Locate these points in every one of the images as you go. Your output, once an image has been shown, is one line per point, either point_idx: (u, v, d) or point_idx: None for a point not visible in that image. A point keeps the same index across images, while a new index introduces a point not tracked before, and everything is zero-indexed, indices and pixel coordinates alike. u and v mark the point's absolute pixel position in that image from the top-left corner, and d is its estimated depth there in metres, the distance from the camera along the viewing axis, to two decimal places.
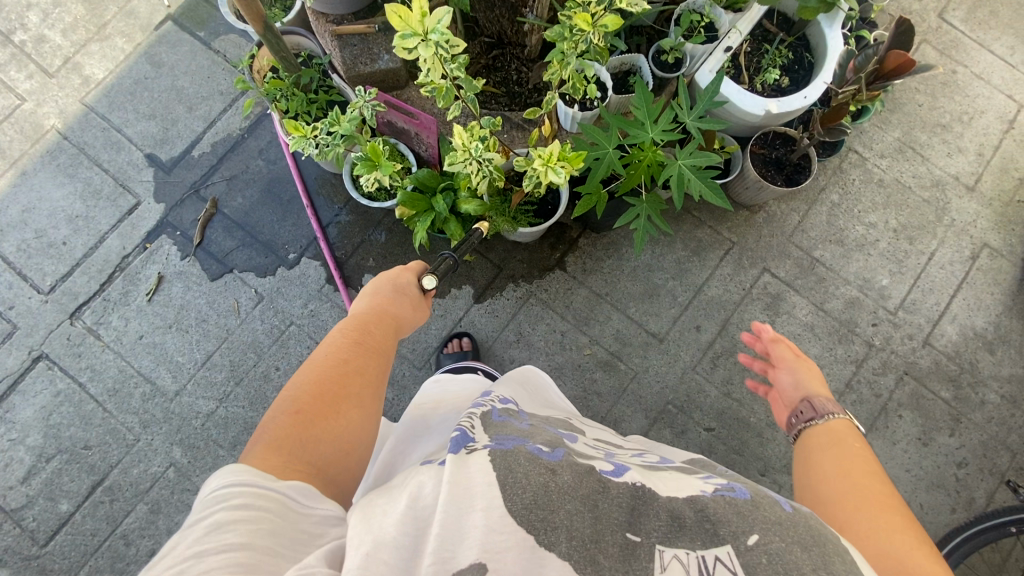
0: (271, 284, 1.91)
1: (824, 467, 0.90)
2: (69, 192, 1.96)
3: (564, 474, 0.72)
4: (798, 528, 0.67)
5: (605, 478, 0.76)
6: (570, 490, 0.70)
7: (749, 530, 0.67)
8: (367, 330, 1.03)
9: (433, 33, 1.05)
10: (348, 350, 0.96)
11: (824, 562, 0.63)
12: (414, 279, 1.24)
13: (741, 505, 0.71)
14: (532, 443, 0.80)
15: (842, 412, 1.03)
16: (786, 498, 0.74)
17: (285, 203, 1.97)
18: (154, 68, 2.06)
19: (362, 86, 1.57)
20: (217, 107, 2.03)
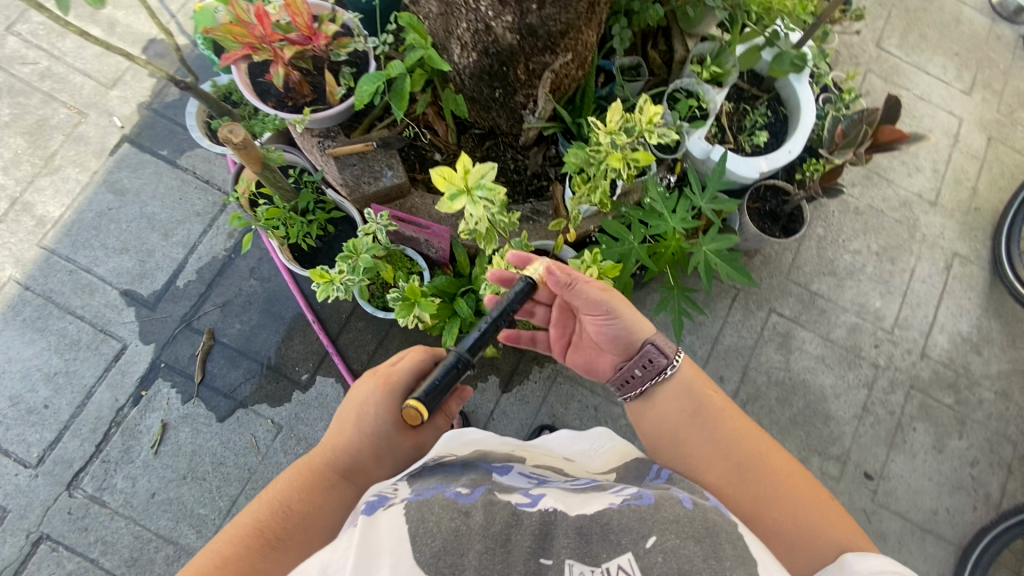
0: (289, 411, 1.80)
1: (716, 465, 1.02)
2: (42, 348, 1.79)
3: (477, 513, 0.69)
4: (692, 524, 0.72)
5: (518, 507, 0.74)
6: (482, 530, 0.67)
7: (647, 534, 0.69)
8: (292, 505, 0.90)
9: (478, 188, 1.05)
10: (256, 530, 0.86)
11: (713, 549, 0.68)
12: (383, 413, 0.98)
13: (643, 511, 0.73)
14: (451, 489, 0.78)
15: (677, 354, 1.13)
16: (687, 495, 0.80)
17: (288, 320, 1.87)
18: (118, 196, 1.91)
19: (370, 208, 1.52)
20: (196, 230, 1.90)
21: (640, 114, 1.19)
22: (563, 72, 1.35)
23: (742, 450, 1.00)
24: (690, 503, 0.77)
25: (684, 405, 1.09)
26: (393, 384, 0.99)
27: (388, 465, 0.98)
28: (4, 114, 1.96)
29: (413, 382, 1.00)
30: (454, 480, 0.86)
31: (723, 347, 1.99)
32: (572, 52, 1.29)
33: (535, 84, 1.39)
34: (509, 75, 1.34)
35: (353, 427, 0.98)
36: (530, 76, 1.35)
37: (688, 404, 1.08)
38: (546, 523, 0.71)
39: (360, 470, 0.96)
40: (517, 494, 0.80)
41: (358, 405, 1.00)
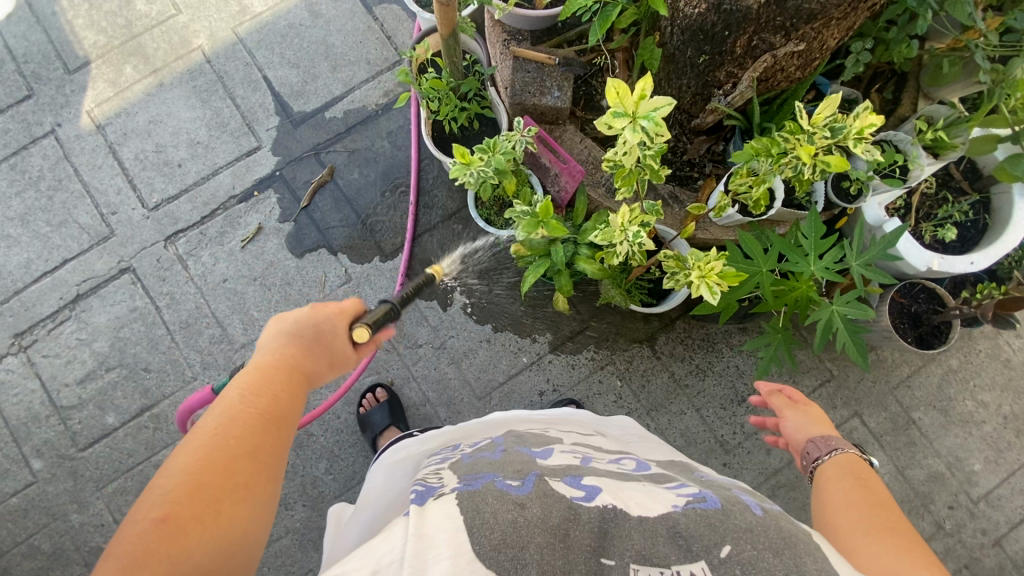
0: (362, 270, 1.89)
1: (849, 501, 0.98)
2: (197, 117, 1.95)
3: (534, 507, 0.76)
4: (764, 533, 0.74)
5: (575, 500, 0.80)
6: (541, 523, 0.73)
7: (721, 543, 0.72)
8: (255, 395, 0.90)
9: (645, 120, 0.97)
10: (240, 424, 0.85)
11: (794, 564, 0.69)
12: (346, 329, 1.02)
13: (711, 516, 0.77)
14: (502, 479, 0.84)
15: (849, 448, 1.11)
16: (757, 504, 0.84)
17: (398, 193, 1.93)
18: (311, 18, 2.02)
19: (523, 118, 1.49)
20: (360, 76, 1.98)
21: (854, 120, 1.02)
22: (780, 65, 1.24)
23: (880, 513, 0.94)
24: (757, 509, 0.82)
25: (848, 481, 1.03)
26: (348, 311, 1.04)
27: (336, 369, 1.04)
28: None
29: (361, 308, 1.06)
30: (502, 466, 0.92)
31: None
32: (804, 44, 1.18)
33: (745, 65, 1.29)
34: (726, 43, 1.25)
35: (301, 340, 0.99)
36: (747, 52, 1.25)
37: (851, 479, 1.04)
38: (604, 520, 0.77)
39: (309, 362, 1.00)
40: (568, 482, 0.86)
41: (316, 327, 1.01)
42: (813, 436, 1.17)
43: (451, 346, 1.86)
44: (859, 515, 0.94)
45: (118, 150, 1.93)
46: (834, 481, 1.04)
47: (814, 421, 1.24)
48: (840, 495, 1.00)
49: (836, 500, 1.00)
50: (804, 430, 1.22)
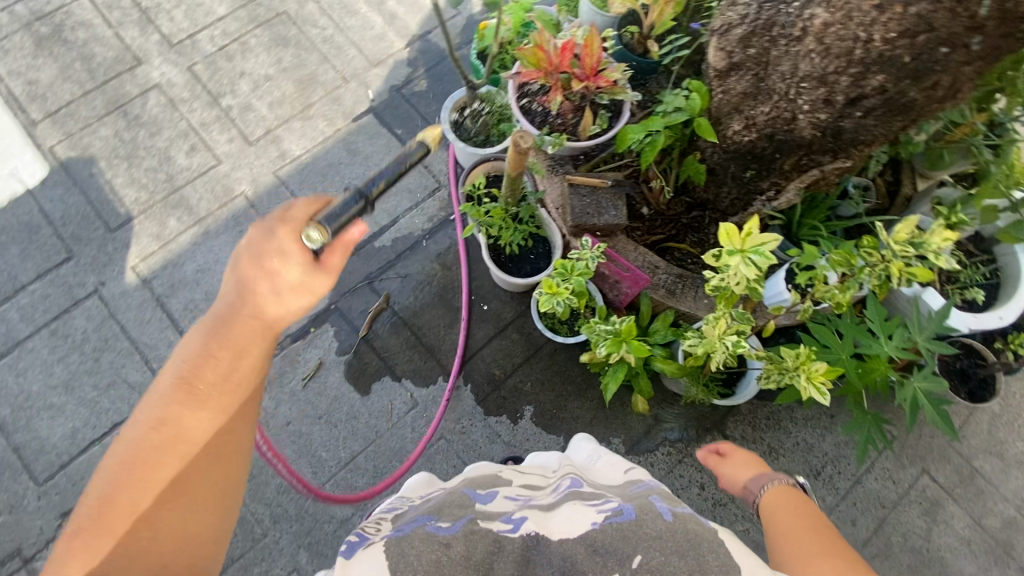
0: (428, 392, 1.89)
1: (794, 531, 0.97)
2: None
3: (456, 545, 0.83)
4: (673, 536, 0.82)
5: (501, 534, 0.88)
6: (464, 560, 0.80)
7: (633, 554, 0.79)
8: (207, 361, 0.86)
9: (753, 254, 1.10)
10: (162, 411, 0.82)
11: (697, 564, 0.77)
12: (290, 240, 0.89)
13: (625, 529, 0.83)
14: (433, 521, 0.90)
15: (783, 480, 1.14)
16: (668, 508, 0.89)
17: (454, 310, 1.98)
18: (350, 156, 2.14)
19: (587, 238, 1.61)
20: (403, 205, 2.09)
21: (932, 236, 1.20)
22: (827, 176, 1.39)
23: (832, 543, 0.91)
24: (667, 513, 0.87)
25: (799, 510, 1.04)
26: (288, 222, 0.91)
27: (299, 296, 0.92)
28: (285, 62, 2.24)
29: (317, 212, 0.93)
30: (438, 509, 0.98)
31: (863, 491, 1.87)
32: (852, 161, 1.32)
33: (791, 177, 1.45)
34: (775, 162, 1.41)
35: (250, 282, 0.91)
36: (795, 169, 1.40)
37: (803, 511, 1.04)
38: (526, 550, 0.84)
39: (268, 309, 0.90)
40: (501, 519, 0.93)
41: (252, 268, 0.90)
42: (750, 482, 1.21)
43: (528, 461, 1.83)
44: (806, 536, 0.94)
45: (166, 302, 1.92)
46: (782, 507, 1.06)
47: (743, 466, 1.27)
48: (783, 521, 1.01)
49: (779, 526, 1.00)
50: (738, 477, 1.26)
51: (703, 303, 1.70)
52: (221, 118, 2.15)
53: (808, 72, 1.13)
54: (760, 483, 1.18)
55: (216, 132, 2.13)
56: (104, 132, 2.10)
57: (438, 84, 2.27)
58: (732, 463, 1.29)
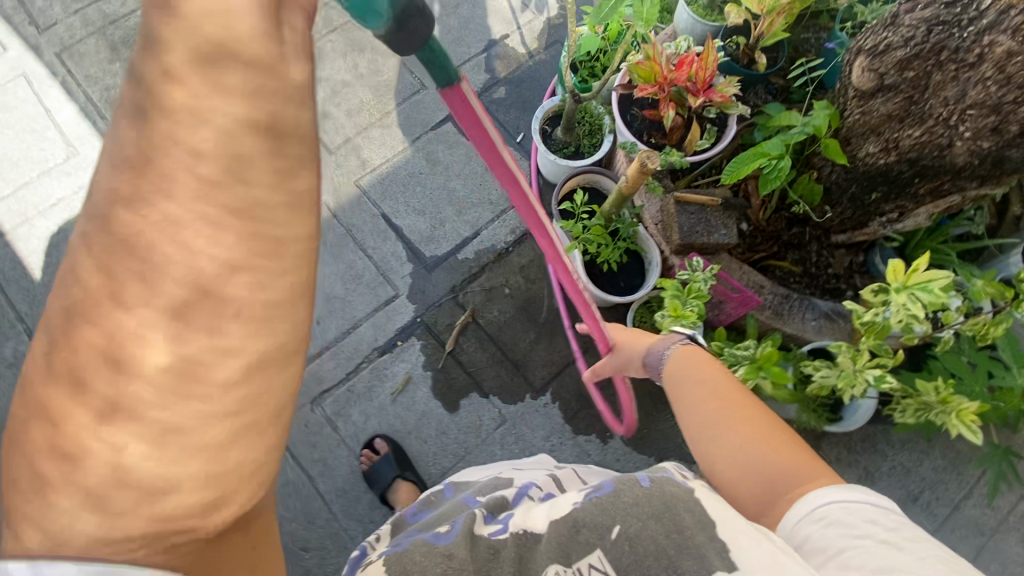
0: (517, 410, 1.86)
1: (700, 413, 1.08)
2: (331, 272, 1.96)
3: (460, 553, 0.91)
4: (645, 504, 0.86)
5: (495, 535, 0.97)
6: (473, 560, 0.91)
7: (612, 525, 0.86)
8: (140, 246, 0.33)
9: (922, 290, 1.06)
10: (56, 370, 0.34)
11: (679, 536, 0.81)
12: None
13: (604, 502, 0.89)
14: (431, 531, 1.00)
15: (678, 344, 1.24)
16: (646, 475, 0.92)
17: (540, 325, 1.94)
18: (430, 165, 2.10)
19: (695, 258, 1.56)
20: (485, 216, 2.05)
21: None
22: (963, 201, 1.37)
23: (744, 419, 1.03)
24: (644, 480, 0.90)
25: (699, 389, 1.12)
26: None
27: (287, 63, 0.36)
28: None
29: None
30: (443, 519, 1.09)
31: (962, 517, 1.83)
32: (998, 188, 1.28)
33: (922, 201, 1.41)
34: (909, 186, 1.36)
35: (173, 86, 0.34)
36: (931, 194, 1.36)
37: (700, 387, 1.12)
38: (520, 546, 0.94)
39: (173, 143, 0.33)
40: (489, 518, 1.03)
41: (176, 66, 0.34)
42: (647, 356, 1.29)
43: None
44: (712, 413, 1.06)
45: None
46: (685, 376, 1.16)
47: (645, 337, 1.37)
48: (705, 395, 1.10)
49: (702, 400, 1.09)
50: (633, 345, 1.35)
51: (808, 326, 1.67)
52: None
53: (978, 100, 1.07)
54: (661, 355, 1.26)
55: None
56: None
57: (516, 92, 2.23)
58: (625, 340, 1.40)
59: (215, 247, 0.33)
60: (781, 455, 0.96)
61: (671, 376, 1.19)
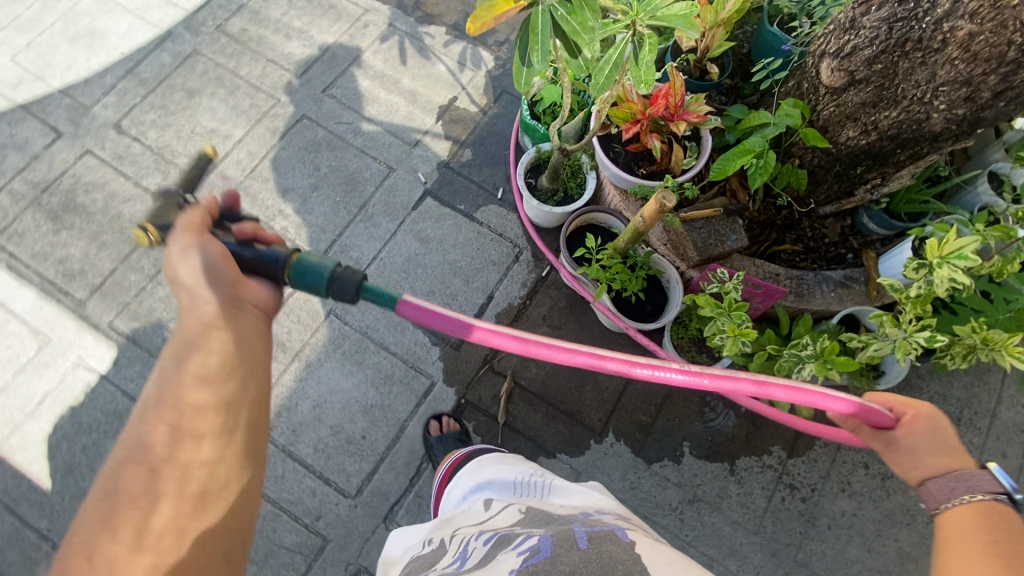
0: (587, 459, 1.86)
1: (957, 554, 0.80)
2: (360, 380, 1.89)
3: None
4: (585, 566, 0.85)
5: None
6: None
7: None
8: (193, 382, 0.80)
9: (959, 258, 1.18)
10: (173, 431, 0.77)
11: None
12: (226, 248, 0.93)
13: (540, 571, 0.85)
14: None
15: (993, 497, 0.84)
16: (582, 534, 0.93)
17: (580, 369, 1.95)
18: (424, 244, 2.08)
19: (718, 268, 1.63)
20: (493, 278, 2.05)
21: None
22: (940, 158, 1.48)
23: None
24: (582, 542, 0.91)
25: (976, 542, 0.80)
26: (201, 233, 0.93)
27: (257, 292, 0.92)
28: (323, 166, 2.16)
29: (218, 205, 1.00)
30: None
31: (1002, 423, 1.98)
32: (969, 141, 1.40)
33: (902, 166, 1.52)
34: (892, 156, 1.47)
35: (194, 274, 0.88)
36: (912, 159, 1.47)
37: (979, 542, 0.80)
38: None
39: (199, 308, 0.86)
40: None
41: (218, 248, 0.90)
42: (932, 481, 0.90)
43: (704, 495, 1.84)
44: (964, 566, 0.78)
45: (294, 449, 1.80)
46: (968, 520, 0.83)
47: (928, 450, 0.94)
48: (965, 561, 0.78)
49: (955, 569, 0.78)
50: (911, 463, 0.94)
51: (829, 298, 1.77)
52: None
53: (950, 77, 1.18)
54: (958, 487, 0.86)
55: None
56: (161, 290, 1.95)
57: (482, 148, 2.24)
58: (909, 444, 0.96)
59: (207, 387, 0.80)
60: None
61: (938, 526, 0.86)
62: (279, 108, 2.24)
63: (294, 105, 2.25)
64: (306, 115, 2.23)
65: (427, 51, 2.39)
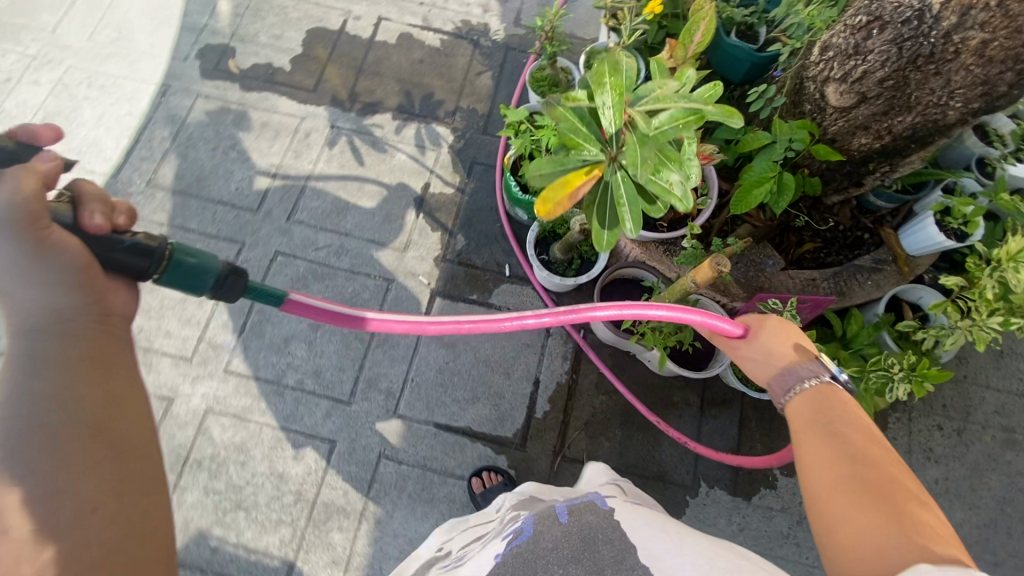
0: (689, 517, 1.81)
1: (822, 454, 0.93)
2: (438, 518, 1.76)
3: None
4: (568, 544, 1.07)
5: None
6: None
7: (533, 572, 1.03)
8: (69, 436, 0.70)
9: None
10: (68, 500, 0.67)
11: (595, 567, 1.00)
12: (66, 213, 0.78)
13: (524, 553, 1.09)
14: None
15: (823, 377, 1.07)
16: (563, 512, 1.19)
17: (650, 426, 1.89)
18: (450, 349, 1.96)
19: (766, 299, 1.60)
20: (533, 361, 1.95)
21: None
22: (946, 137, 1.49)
23: (861, 476, 0.87)
24: (563, 516, 1.17)
25: (840, 434, 0.96)
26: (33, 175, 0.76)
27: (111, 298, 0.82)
28: (316, 300, 1.99)
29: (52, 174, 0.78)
30: None
31: None
32: None
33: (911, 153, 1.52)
34: (906, 149, 1.46)
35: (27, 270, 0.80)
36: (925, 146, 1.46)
37: (840, 438, 0.95)
38: None
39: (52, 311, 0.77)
40: None
41: (37, 188, 0.74)
42: (778, 377, 1.12)
43: None
44: (840, 471, 0.89)
45: None
46: (813, 417, 1.02)
47: (766, 358, 1.16)
48: (813, 443, 0.96)
49: (808, 450, 0.96)
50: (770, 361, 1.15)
51: (869, 286, 1.78)
52: (301, 398, 1.88)
53: (965, 79, 1.17)
54: (789, 381, 1.09)
55: (308, 415, 1.86)
56: (190, 496, 1.75)
57: (473, 228, 2.14)
58: (754, 346, 1.18)
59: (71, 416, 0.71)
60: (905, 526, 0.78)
61: (789, 417, 1.07)
62: (247, 251, 2.04)
63: (262, 243, 2.06)
64: (279, 250, 2.05)
65: (381, 142, 2.25)
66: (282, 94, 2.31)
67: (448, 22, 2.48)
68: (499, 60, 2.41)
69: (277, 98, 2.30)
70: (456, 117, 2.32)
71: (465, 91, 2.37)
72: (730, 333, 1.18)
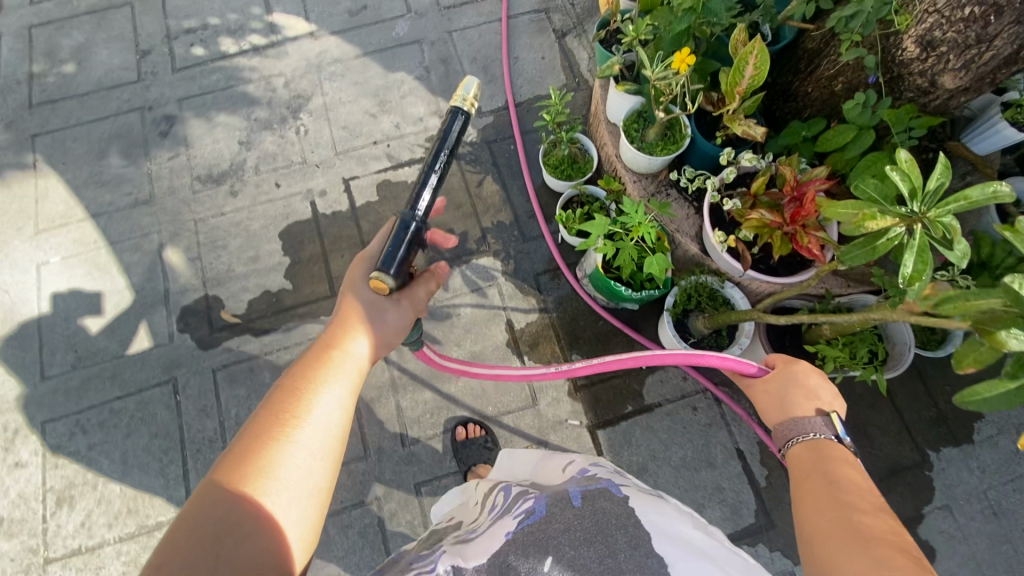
0: (939, 490, 1.83)
1: (823, 505, 0.93)
2: None
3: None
4: (580, 525, 0.91)
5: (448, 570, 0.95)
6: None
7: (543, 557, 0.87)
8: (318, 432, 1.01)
9: None
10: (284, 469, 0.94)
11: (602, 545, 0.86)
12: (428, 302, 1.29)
13: (535, 531, 0.94)
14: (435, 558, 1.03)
15: (828, 432, 1.08)
16: (575, 493, 1.00)
17: (858, 430, 1.88)
18: (646, 474, 1.81)
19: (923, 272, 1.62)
20: (726, 437, 1.85)
21: None
22: None
23: (856, 518, 0.86)
24: (577, 500, 0.98)
25: (843, 487, 0.96)
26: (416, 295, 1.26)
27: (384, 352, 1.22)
28: None
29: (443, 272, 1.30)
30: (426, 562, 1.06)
31: None
32: None
33: None
34: None
35: (370, 299, 1.20)
36: None
37: (835, 488, 0.95)
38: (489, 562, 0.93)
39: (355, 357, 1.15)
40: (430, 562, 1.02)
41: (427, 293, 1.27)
42: (796, 419, 1.13)
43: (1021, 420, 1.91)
44: (832, 505, 0.91)
45: None
46: (814, 464, 1.03)
47: (780, 405, 1.18)
48: (811, 495, 0.96)
49: (807, 501, 0.96)
50: (786, 402, 1.16)
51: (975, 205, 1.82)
52: None
53: None
54: (798, 429, 1.11)
55: None
56: None
57: (584, 341, 1.97)
58: (773, 385, 1.21)
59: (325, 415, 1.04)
60: (886, 547, 0.78)
61: (789, 465, 1.09)
62: (388, 502, 1.78)
63: (397, 486, 1.79)
64: (418, 482, 1.80)
65: (437, 308, 2.02)
66: (303, 315, 2.00)
67: (415, 147, 2.24)
68: (490, 160, 2.22)
69: (302, 323, 2.00)
70: (490, 239, 2.12)
71: (480, 208, 2.16)
72: (750, 369, 1.24)
